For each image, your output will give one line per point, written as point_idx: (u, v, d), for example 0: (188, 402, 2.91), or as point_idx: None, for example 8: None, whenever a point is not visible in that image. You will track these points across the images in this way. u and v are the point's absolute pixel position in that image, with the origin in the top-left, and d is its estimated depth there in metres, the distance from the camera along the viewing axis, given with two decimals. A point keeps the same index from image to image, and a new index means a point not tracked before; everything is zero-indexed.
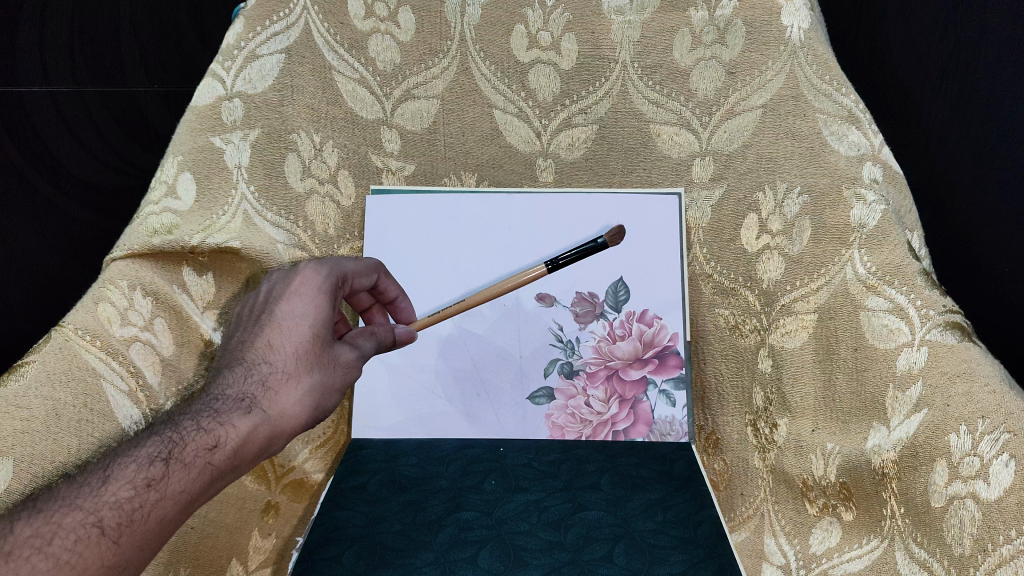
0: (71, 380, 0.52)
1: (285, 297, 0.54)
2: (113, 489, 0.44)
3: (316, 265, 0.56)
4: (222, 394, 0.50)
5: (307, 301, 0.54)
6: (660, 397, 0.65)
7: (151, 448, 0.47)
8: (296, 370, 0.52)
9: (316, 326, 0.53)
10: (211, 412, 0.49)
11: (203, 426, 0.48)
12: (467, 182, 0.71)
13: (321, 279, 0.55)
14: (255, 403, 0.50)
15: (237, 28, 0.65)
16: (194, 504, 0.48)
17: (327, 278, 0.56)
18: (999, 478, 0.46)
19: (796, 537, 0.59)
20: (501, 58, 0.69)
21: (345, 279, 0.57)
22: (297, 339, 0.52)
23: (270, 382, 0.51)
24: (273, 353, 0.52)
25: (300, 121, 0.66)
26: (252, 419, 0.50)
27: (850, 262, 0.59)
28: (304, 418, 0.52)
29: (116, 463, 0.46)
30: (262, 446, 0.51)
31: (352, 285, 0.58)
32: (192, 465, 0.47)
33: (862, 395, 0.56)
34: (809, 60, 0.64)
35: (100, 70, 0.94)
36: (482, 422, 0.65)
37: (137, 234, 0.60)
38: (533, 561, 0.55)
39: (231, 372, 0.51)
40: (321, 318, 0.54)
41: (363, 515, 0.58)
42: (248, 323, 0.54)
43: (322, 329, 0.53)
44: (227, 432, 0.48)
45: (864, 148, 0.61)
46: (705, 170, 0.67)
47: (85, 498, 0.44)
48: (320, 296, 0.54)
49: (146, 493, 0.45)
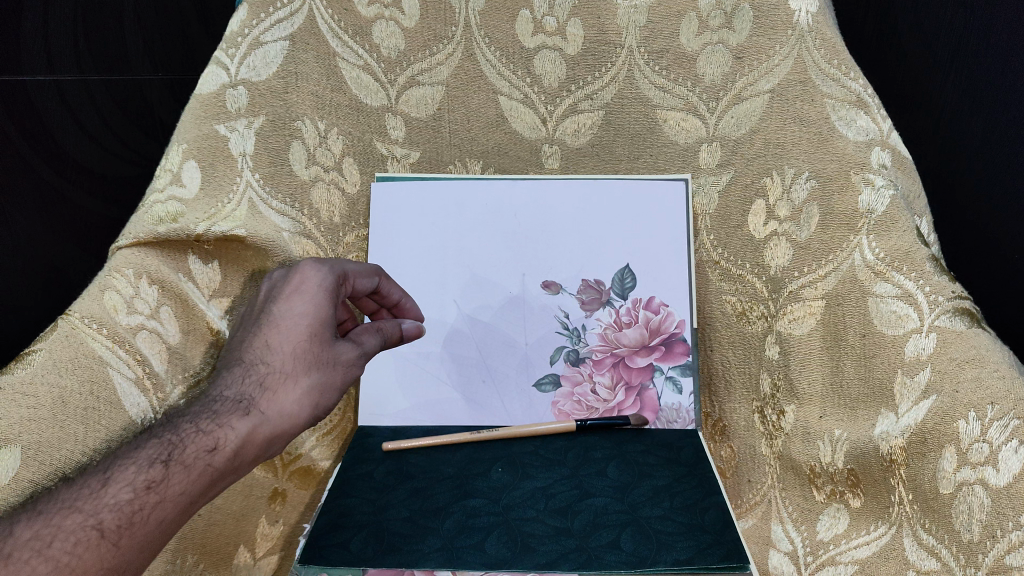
0: (78, 368, 0.52)
1: (284, 295, 0.54)
2: (113, 491, 0.44)
3: (316, 263, 0.56)
4: (221, 396, 0.50)
5: (307, 300, 0.53)
6: (666, 383, 0.65)
7: (150, 451, 0.46)
8: (295, 370, 0.51)
9: (315, 325, 0.53)
10: (210, 413, 0.48)
11: (202, 428, 0.47)
12: (472, 169, 0.71)
13: (320, 276, 0.55)
14: (253, 404, 0.50)
15: (240, 16, 0.65)
16: (194, 506, 0.47)
17: (327, 275, 0.55)
18: (1009, 464, 0.46)
19: (803, 523, 0.58)
20: (507, 43, 0.69)
21: (345, 277, 0.57)
22: (297, 338, 0.52)
23: (268, 383, 0.50)
24: (272, 353, 0.51)
25: (305, 107, 0.66)
26: (251, 420, 0.49)
27: (859, 249, 0.58)
28: (304, 418, 0.52)
29: (116, 465, 0.45)
30: (262, 447, 0.50)
31: (353, 286, 0.58)
32: (192, 466, 0.46)
33: (870, 381, 0.56)
34: (818, 43, 0.63)
35: (105, 59, 0.94)
36: (488, 409, 0.65)
37: (143, 222, 0.60)
38: (541, 547, 0.54)
39: (230, 373, 0.51)
40: (320, 317, 0.53)
41: (370, 502, 0.57)
42: (248, 324, 0.54)
43: (320, 327, 0.53)
44: (227, 434, 0.48)
45: (873, 133, 0.61)
46: (712, 157, 0.67)
47: (84, 501, 0.44)
48: (321, 295, 0.54)
49: (146, 495, 0.44)
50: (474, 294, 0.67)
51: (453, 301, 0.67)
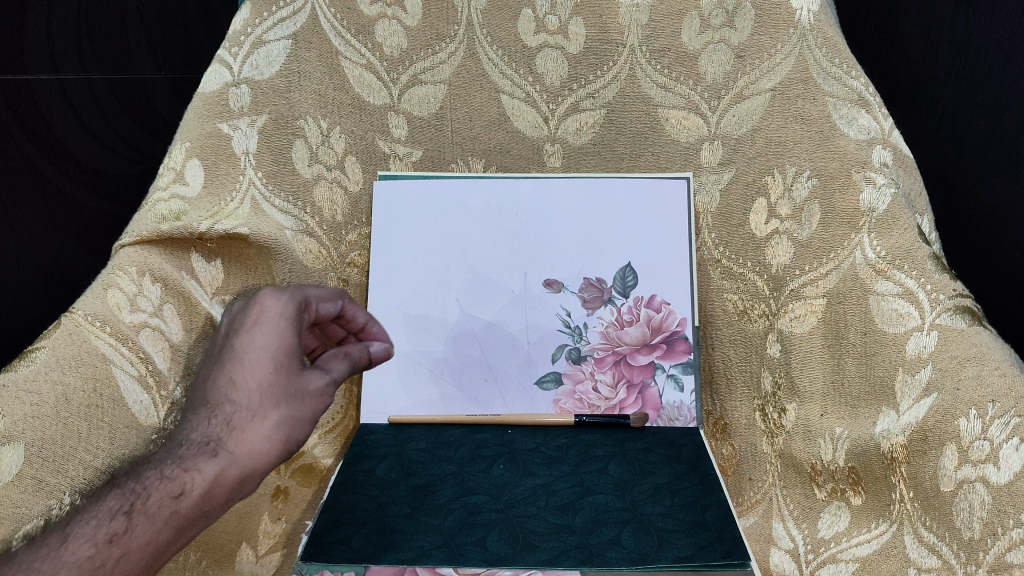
0: (82, 366, 0.52)
1: (247, 328, 0.51)
2: (72, 548, 0.43)
3: (276, 291, 0.53)
4: (187, 439, 0.48)
5: (269, 331, 0.51)
6: (668, 381, 0.65)
7: (111, 503, 0.45)
8: (262, 406, 0.49)
9: (280, 357, 0.50)
10: (174, 459, 0.47)
11: (166, 475, 0.46)
12: (474, 168, 0.71)
13: (283, 305, 0.52)
14: (220, 445, 0.48)
15: (243, 15, 0.66)
16: (165, 553, 0.46)
17: (288, 303, 0.52)
18: (1010, 462, 0.45)
19: (804, 521, 0.58)
20: (509, 42, 0.70)
21: (309, 303, 0.54)
22: (260, 374, 0.50)
23: (235, 422, 0.49)
24: (237, 391, 0.49)
25: (307, 106, 0.66)
26: (219, 462, 0.48)
27: (859, 247, 0.58)
28: (276, 454, 0.50)
29: (76, 520, 0.44)
30: (233, 489, 0.48)
31: (319, 310, 0.55)
32: (156, 516, 0.45)
33: (871, 378, 0.56)
34: (819, 42, 0.63)
35: (107, 58, 0.94)
36: (490, 407, 0.66)
37: (146, 221, 0.60)
38: (541, 544, 0.54)
39: (196, 414, 0.49)
40: (285, 348, 0.51)
41: (372, 499, 0.58)
42: (214, 358, 0.52)
43: (286, 359, 0.50)
44: (193, 478, 0.46)
45: (874, 131, 0.61)
46: (713, 156, 0.67)
47: (43, 559, 0.43)
48: (285, 324, 0.51)
49: (108, 550, 0.43)
50: (476, 292, 0.67)
51: (455, 299, 0.67)
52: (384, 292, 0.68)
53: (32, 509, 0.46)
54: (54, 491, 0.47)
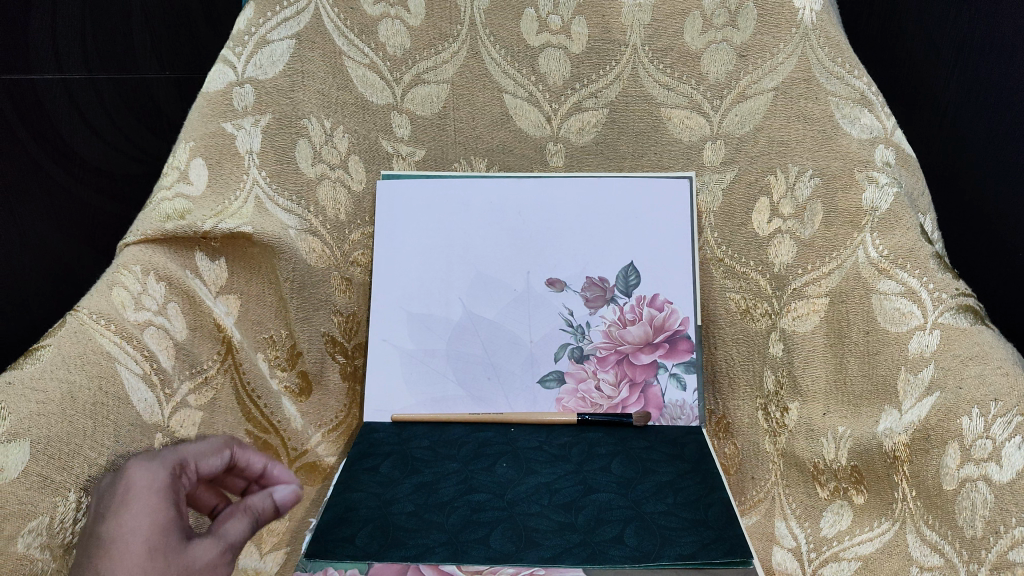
0: (88, 364, 0.51)
1: (111, 511, 0.40)
2: None
3: (144, 460, 0.43)
4: None
5: (138, 509, 0.40)
6: (671, 380, 0.66)
7: None
8: None
9: (154, 536, 0.39)
10: None
11: None
12: (477, 167, 0.72)
13: (152, 475, 0.42)
14: None
15: (247, 15, 0.66)
16: None
17: (159, 472, 0.42)
18: (1012, 461, 0.45)
19: (807, 520, 0.58)
20: (512, 42, 0.70)
21: (185, 465, 0.44)
22: (130, 566, 0.38)
23: None
24: None
25: (311, 106, 0.66)
26: None
27: (862, 246, 0.58)
28: None
29: None
30: None
31: (199, 470, 0.45)
32: None
33: (874, 377, 0.56)
34: (821, 42, 0.64)
35: (112, 57, 0.94)
36: (493, 406, 0.66)
37: (150, 219, 0.61)
38: (545, 542, 0.54)
39: None
40: (161, 524, 0.40)
41: (375, 496, 0.58)
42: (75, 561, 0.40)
43: (162, 535, 0.39)
44: None
45: (877, 131, 0.61)
46: (716, 155, 0.68)
47: None
48: (158, 497, 0.41)
49: None
50: (480, 291, 0.68)
51: (459, 298, 0.68)
52: (388, 291, 0.68)
53: (38, 505, 0.43)
54: (60, 488, 0.45)
